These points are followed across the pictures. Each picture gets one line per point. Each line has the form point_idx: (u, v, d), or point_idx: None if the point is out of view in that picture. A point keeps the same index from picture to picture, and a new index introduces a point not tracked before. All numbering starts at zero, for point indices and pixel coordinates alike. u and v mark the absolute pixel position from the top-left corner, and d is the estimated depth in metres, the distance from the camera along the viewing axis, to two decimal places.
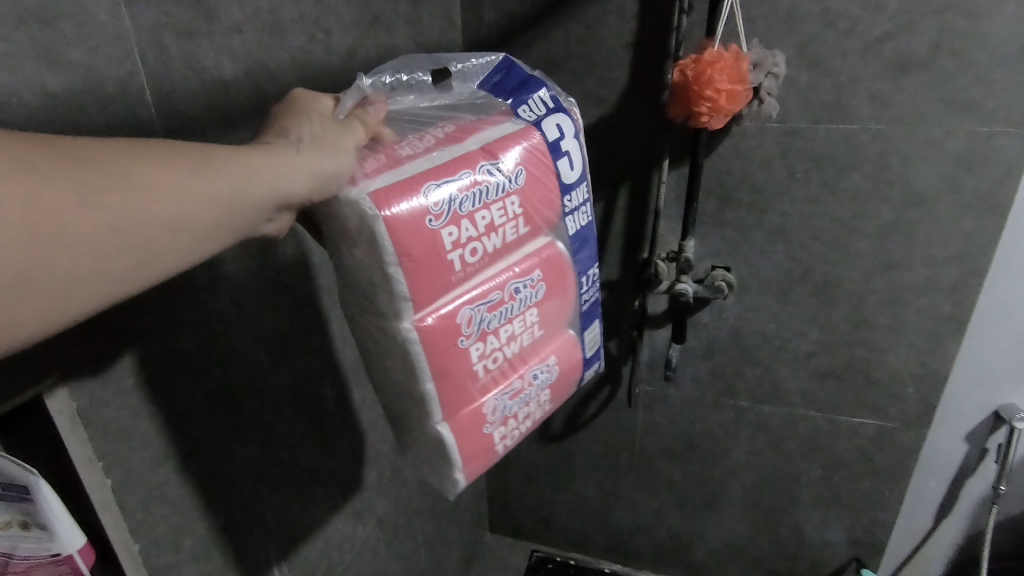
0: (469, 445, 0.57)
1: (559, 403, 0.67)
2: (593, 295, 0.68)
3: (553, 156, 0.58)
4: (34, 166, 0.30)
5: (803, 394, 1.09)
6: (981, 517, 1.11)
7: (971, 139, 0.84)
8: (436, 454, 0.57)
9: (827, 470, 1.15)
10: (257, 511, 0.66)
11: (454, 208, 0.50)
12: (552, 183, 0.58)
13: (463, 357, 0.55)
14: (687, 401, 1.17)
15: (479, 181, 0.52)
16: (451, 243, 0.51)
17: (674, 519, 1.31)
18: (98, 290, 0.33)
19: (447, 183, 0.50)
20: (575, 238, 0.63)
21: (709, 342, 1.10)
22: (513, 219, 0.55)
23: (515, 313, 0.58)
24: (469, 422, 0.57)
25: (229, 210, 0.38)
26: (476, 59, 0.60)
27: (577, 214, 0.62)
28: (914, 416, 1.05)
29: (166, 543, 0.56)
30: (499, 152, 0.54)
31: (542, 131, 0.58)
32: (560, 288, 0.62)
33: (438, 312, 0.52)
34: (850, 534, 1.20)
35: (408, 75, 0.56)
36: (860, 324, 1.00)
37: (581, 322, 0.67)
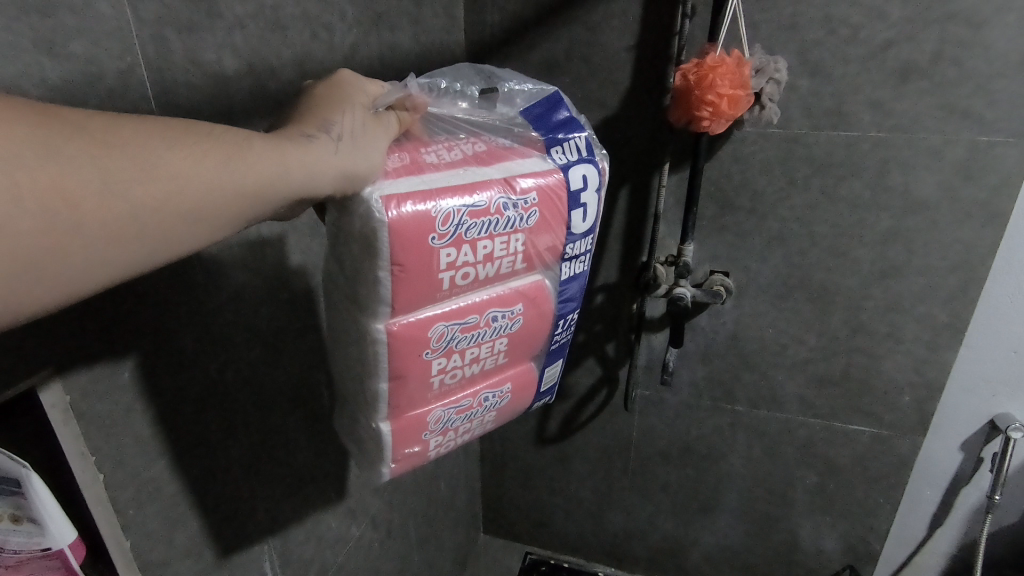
0: (406, 446, 0.58)
1: (499, 424, 0.67)
2: (564, 337, 0.67)
3: (569, 205, 0.58)
4: (66, 149, 0.30)
5: (800, 400, 1.09)
6: (975, 526, 1.11)
7: (971, 148, 0.84)
8: (372, 446, 0.58)
9: (822, 477, 1.15)
10: (250, 509, 0.66)
11: (460, 232, 0.50)
12: (559, 229, 0.58)
13: (424, 367, 0.54)
14: (684, 405, 1.17)
15: (491, 211, 0.51)
16: (446, 263, 0.50)
17: (669, 523, 1.31)
18: (113, 274, 0.33)
19: (460, 205, 0.49)
20: (565, 283, 0.62)
21: (707, 347, 1.10)
22: (512, 254, 0.55)
23: (486, 339, 0.58)
24: (411, 426, 0.57)
25: (249, 203, 0.38)
26: (529, 86, 0.63)
27: (575, 262, 0.62)
28: (910, 424, 1.05)
29: (158, 540, 0.56)
30: (519, 185, 0.53)
31: (566, 177, 0.57)
32: (535, 324, 0.61)
33: (410, 319, 0.52)
34: (844, 541, 1.20)
35: (455, 84, 0.59)
36: (857, 331, 1.00)
37: (545, 359, 0.67)
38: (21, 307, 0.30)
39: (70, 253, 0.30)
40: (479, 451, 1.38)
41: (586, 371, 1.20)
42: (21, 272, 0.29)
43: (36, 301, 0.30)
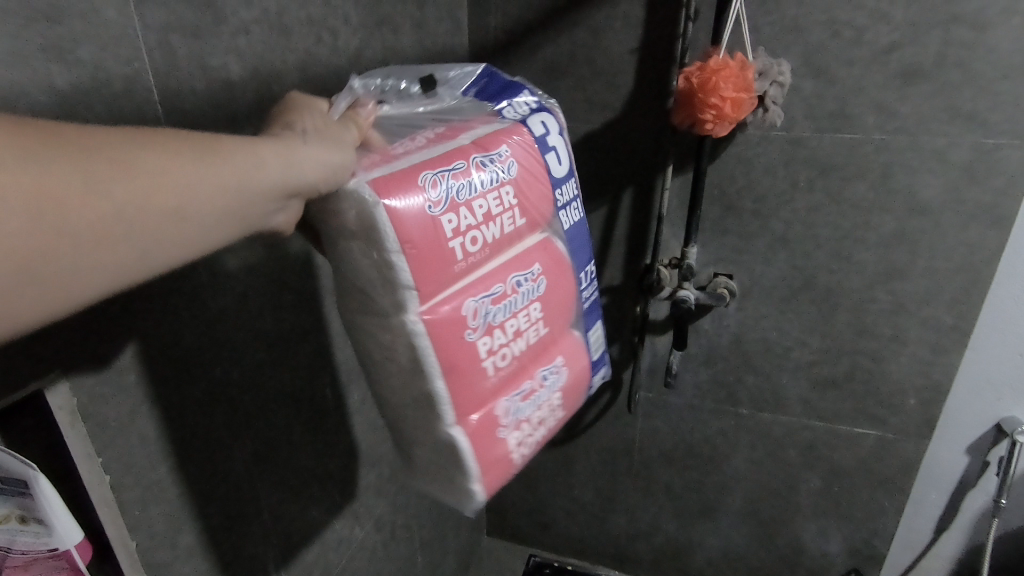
0: (484, 447, 0.56)
1: (569, 407, 0.66)
2: (591, 293, 0.69)
3: (542, 151, 0.60)
4: (37, 152, 0.28)
5: (803, 404, 1.09)
6: (982, 530, 1.10)
7: (976, 150, 0.84)
8: (453, 461, 0.56)
9: (826, 480, 1.14)
10: (254, 510, 0.67)
11: (452, 196, 0.50)
12: (543, 175, 0.60)
13: (472, 351, 0.54)
14: (687, 407, 1.17)
15: (473, 171, 0.52)
16: (452, 230, 0.50)
17: (672, 526, 1.31)
18: (103, 280, 0.31)
19: (443, 170, 0.50)
20: (569, 233, 0.64)
21: (710, 350, 1.10)
22: (509, 209, 0.56)
23: (519, 307, 0.57)
24: (482, 424, 0.55)
25: (239, 200, 0.37)
26: (458, 69, 0.62)
27: (569, 210, 0.64)
28: (915, 427, 1.05)
29: (162, 540, 0.56)
30: (491, 145, 0.55)
31: (529, 127, 0.60)
32: (559, 283, 0.62)
33: (443, 303, 0.51)
34: (849, 545, 1.19)
35: (396, 82, 0.56)
36: (861, 334, 1.00)
37: (584, 321, 0.68)
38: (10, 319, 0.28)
39: (57, 257, 0.29)
40: None
41: None
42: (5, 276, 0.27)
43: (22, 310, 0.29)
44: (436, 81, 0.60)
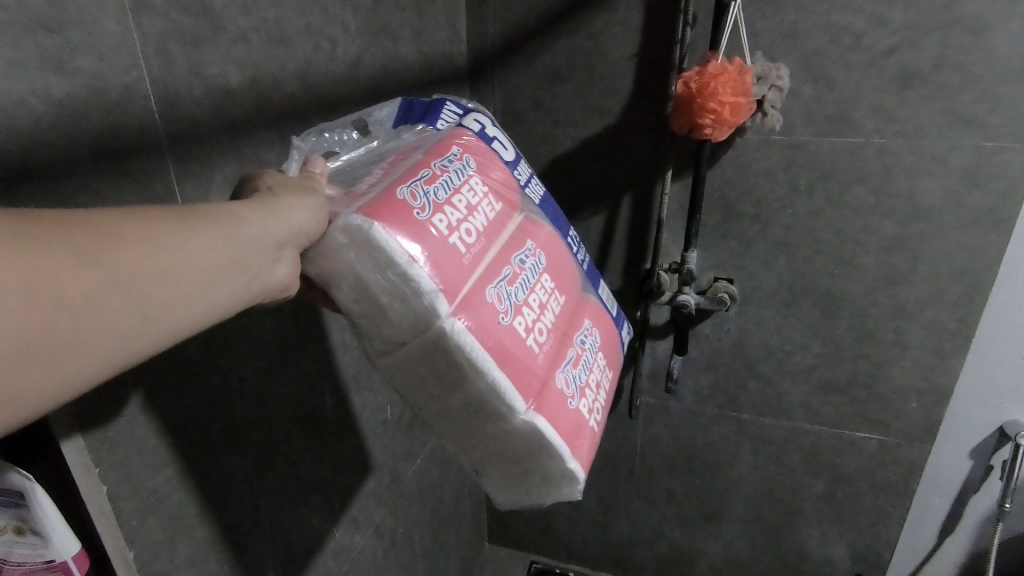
0: (563, 421, 0.54)
1: (613, 360, 0.66)
2: (584, 254, 0.70)
3: (488, 142, 0.60)
4: (26, 231, 0.28)
5: (806, 408, 1.08)
6: (986, 535, 1.10)
7: (976, 154, 0.84)
8: (541, 448, 0.54)
9: (830, 485, 1.13)
10: (254, 520, 0.66)
11: (432, 198, 0.50)
12: (500, 163, 0.60)
13: (513, 334, 0.52)
14: (689, 413, 1.16)
15: (441, 172, 0.52)
16: (446, 228, 0.50)
17: (674, 531, 1.30)
18: (105, 352, 0.30)
19: (413, 180, 0.50)
20: (543, 205, 0.64)
21: (711, 354, 1.10)
22: (485, 196, 0.55)
23: (533, 283, 0.57)
24: (551, 400, 0.54)
25: (231, 256, 0.37)
26: (383, 106, 0.61)
27: (533, 187, 0.65)
28: (918, 431, 1.04)
29: (161, 551, 0.56)
30: (444, 149, 0.55)
31: (467, 127, 0.59)
32: (557, 254, 0.62)
33: (468, 298, 0.50)
34: (853, 550, 1.18)
35: (330, 134, 0.57)
36: (863, 338, 1.00)
37: (591, 282, 0.68)
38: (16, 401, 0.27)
39: (57, 332, 0.28)
40: None
41: None
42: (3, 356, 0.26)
43: (22, 391, 0.27)
44: (369, 123, 0.60)
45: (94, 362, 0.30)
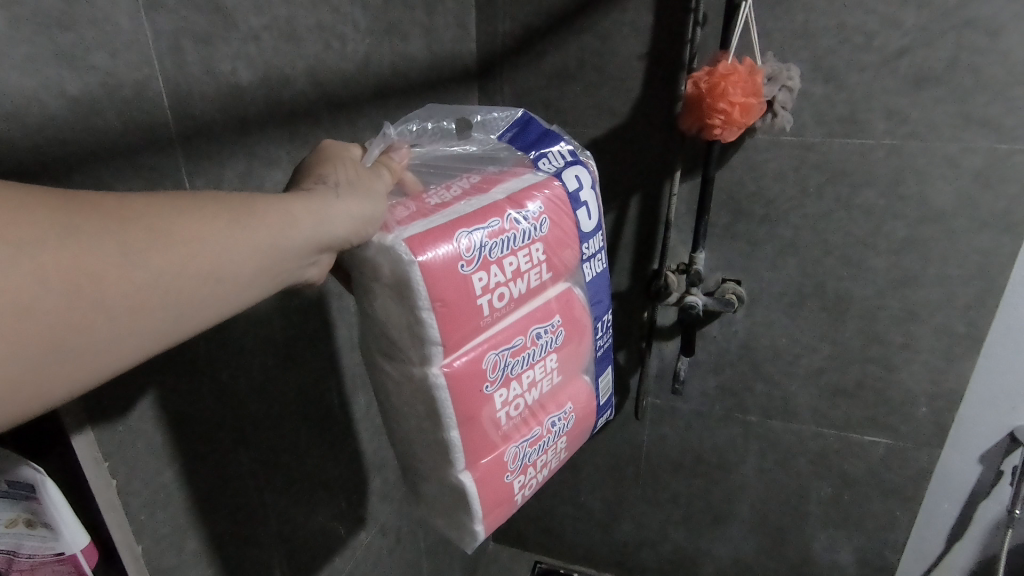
0: (490, 489, 0.56)
1: (572, 449, 0.66)
2: (606, 342, 0.68)
3: (573, 206, 0.59)
4: (77, 229, 0.30)
5: (813, 411, 1.07)
6: (995, 541, 1.08)
7: (989, 156, 0.83)
8: (458, 501, 0.56)
9: (837, 489, 1.13)
10: (260, 516, 0.66)
11: (484, 254, 0.50)
12: (572, 230, 0.59)
13: (489, 401, 0.54)
14: (696, 414, 1.16)
15: (507, 229, 0.52)
16: (481, 288, 0.50)
17: (680, 534, 1.30)
18: (137, 345, 0.33)
19: (479, 230, 0.50)
20: (591, 284, 0.63)
21: (719, 356, 1.09)
22: (538, 263, 0.55)
23: (536, 358, 0.57)
24: (492, 470, 0.56)
25: (270, 258, 0.38)
26: (497, 112, 0.63)
27: (594, 261, 0.63)
28: (926, 435, 1.03)
29: (168, 544, 0.56)
30: (524, 201, 0.54)
31: (562, 181, 0.58)
32: (577, 333, 0.62)
33: (467, 356, 0.51)
34: (860, 555, 1.18)
35: (433, 124, 0.58)
36: (872, 341, 0.99)
37: (596, 368, 0.67)
38: (49, 388, 0.30)
39: (94, 326, 0.30)
40: None
41: None
42: (44, 347, 0.29)
43: (60, 382, 0.30)
44: (470, 126, 0.61)
45: (127, 356, 0.33)
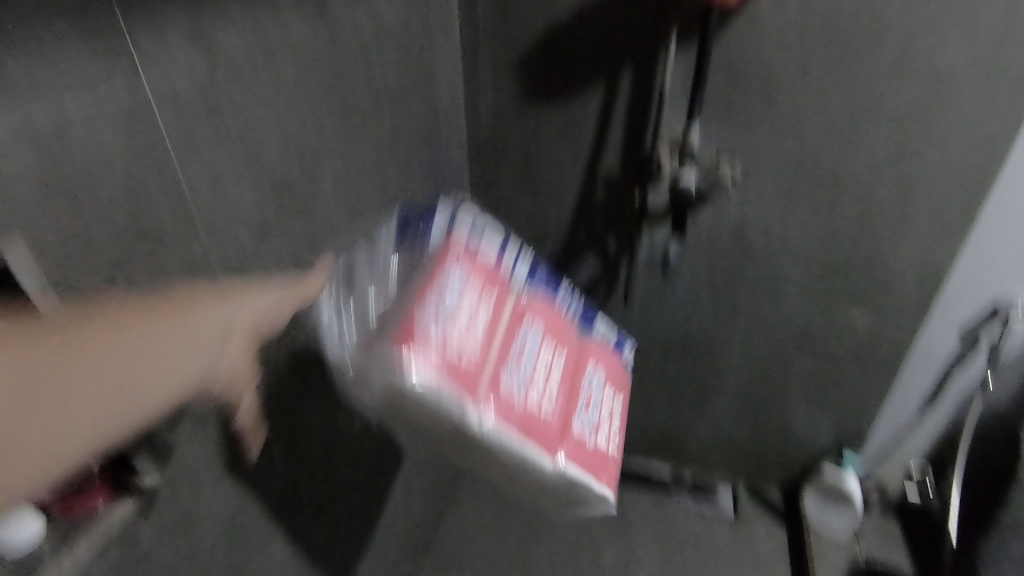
0: (587, 462, 0.59)
1: (620, 389, 0.73)
2: (576, 301, 0.73)
3: (477, 241, 0.60)
4: (15, 355, 0.30)
5: (800, 290, 1.08)
6: (964, 408, 1.14)
7: (1008, 8, 0.77)
8: (575, 489, 0.58)
9: (820, 366, 1.16)
10: (255, 398, 0.65)
11: (451, 328, 0.52)
12: (495, 264, 0.61)
13: (532, 412, 0.56)
14: (685, 299, 1.16)
15: (455, 301, 0.54)
16: (466, 347, 0.52)
17: (666, 413, 1.35)
18: (112, 410, 0.32)
19: (437, 316, 0.51)
20: (534, 279, 0.66)
21: (710, 239, 1.07)
22: (487, 304, 0.57)
23: (540, 358, 0.61)
24: (575, 449, 0.59)
25: (207, 355, 0.41)
26: (386, 230, 0.63)
27: (521, 262, 0.66)
28: (910, 309, 1.04)
29: (158, 421, 0.53)
30: (446, 265, 0.55)
31: (458, 228, 0.59)
32: (556, 322, 0.66)
33: (498, 406, 0.52)
34: (835, 425, 1.23)
35: (358, 271, 0.58)
36: (865, 216, 0.97)
37: (587, 325, 0.72)
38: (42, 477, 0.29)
39: (65, 399, 0.30)
40: None
41: (586, 268, 1.18)
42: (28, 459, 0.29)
43: (48, 465, 0.29)
44: (377, 247, 0.62)
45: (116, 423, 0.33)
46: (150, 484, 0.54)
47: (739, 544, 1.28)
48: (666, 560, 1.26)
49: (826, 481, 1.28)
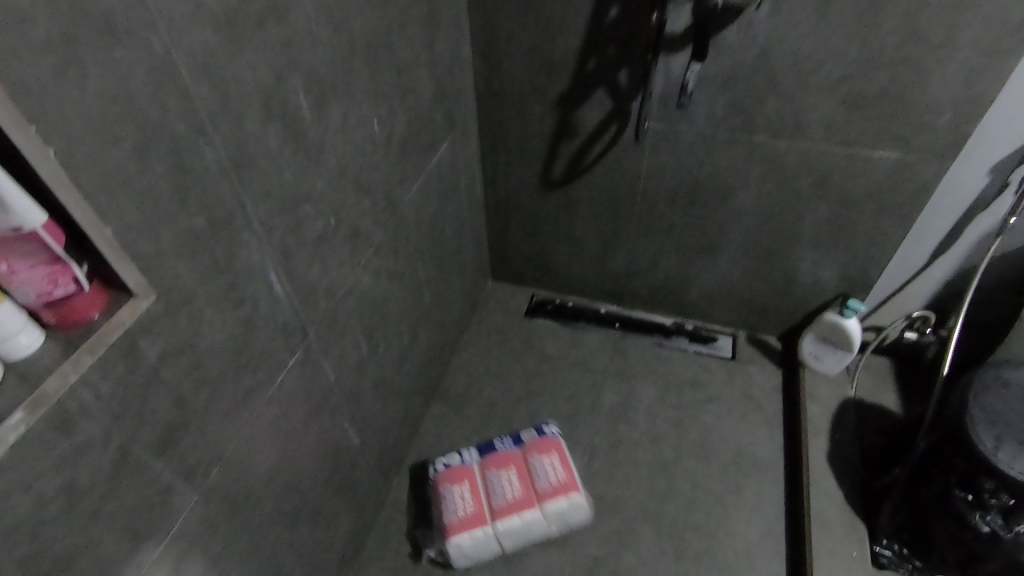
0: (555, 496, 1.06)
1: (558, 444, 1.12)
2: (510, 438, 1.15)
3: (454, 468, 1.09)
4: None
5: (826, 127, 1.00)
6: (978, 254, 1.12)
7: None
8: (560, 510, 1.06)
9: (834, 211, 1.11)
10: (243, 222, 0.61)
11: (468, 507, 1.04)
12: (465, 473, 1.08)
13: (514, 506, 1.05)
14: (699, 139, 1.09)
15: (463, 494, 1.05)
16: (479, 509, 1.04)
17: (671, 262, 1.34)
18: None
19: (462, 511, 1.04)
20: (484, 452, 1.13)
21: (732, 68, 0.98)
22: (477, 483, 1.07)
23: (507, 480, 1.07)
24: (547, 493, 1.06)
25: None
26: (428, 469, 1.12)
27: (472, 454, 1.13)
28: (941, 147, 0.96)
29: (143, 233, 0.49)
30: (452, 502, 1.05)
31: (444, 482, 1.07)
32: (509, 460, 1.10)
33: (500, 510, 1.05)
34: (842, 273, 1.21)
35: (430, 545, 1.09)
36: (910, 37, 0.86)
37: (521, 441, 1.14)
38: None
39: None
40: (484, 199, 1.35)
41: (595, 106, 1.10)
42: None
43: None
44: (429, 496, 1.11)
45: None
46: (146, 287, 0.51)
47: (734, 386, 1.33)
48: (663, 400, 1.31)
49: (825, 326, 1.24)
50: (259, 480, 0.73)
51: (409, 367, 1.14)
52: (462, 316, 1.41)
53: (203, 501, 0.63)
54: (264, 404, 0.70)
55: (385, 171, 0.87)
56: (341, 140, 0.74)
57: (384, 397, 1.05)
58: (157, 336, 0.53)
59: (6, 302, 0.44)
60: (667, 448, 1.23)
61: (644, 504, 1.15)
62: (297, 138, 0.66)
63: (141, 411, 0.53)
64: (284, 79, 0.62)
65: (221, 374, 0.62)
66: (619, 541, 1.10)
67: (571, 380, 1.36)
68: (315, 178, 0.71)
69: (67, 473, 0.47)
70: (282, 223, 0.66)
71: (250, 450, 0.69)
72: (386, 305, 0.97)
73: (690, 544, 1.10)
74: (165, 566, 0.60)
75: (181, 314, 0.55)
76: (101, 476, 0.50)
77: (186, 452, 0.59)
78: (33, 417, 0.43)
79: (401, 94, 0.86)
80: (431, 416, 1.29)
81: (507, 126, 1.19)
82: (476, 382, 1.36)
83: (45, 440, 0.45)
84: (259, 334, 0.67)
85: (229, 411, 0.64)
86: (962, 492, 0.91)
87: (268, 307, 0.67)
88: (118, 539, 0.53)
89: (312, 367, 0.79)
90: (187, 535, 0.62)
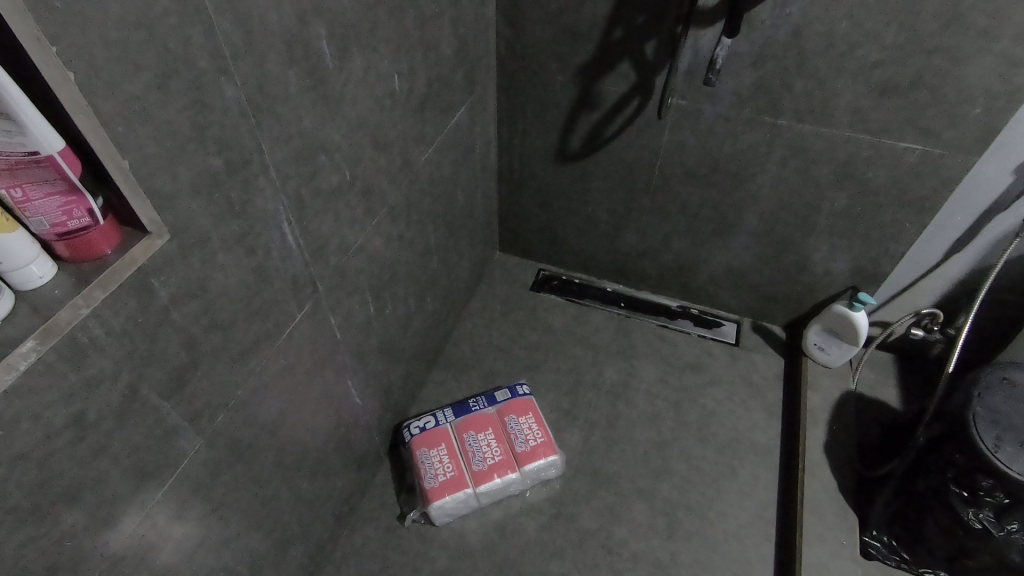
0: (531, 459, 1.09)
1: (529, 407, 1.15)
2: (479, 400, 1.16)
3: (429, 432, 1.10)
4: None
5: (853, 113, 0.98)
6: (994, 253, 1.10)
7: None
8: (538, 470, 1.10)
9: (852, 200, 1.09)
10: (259, 165, 0.59)
11: (447, 471, 1.05)
12: (440, 436, 1.09)
13: (490, 469, 1.07)
14: (722, 118, 1.07)
15: (440, 459, 1.06)
16: (458, 472, 1.06)
17: (682, 243, 1.32)
18: None
19: (441, 476, 1.05)
20: (457, 415, 1.14)
21: (762, 45, 0.95)
22: (452, 447, 1.08)
23: (482, 443, 1.09)
24: (524, 456, 1.09)
25: None
26: (403, 437, 1.12)
27: (445, 416, 1.13)
28: (969, 142, 0.94)
29: (160, 168, 0.48)
30: (430, 466, 1.06)
31: (419, 447, 1.08)
32: (482, 423, 1.12)
33: (478, 473, 1.06)
34: (856, 264, 1.20)
35: (410, 509, 1.10)
36: (949, 25, 0.84)
37: (491, 404, 1.16)
38: None
39: None
40: (497, 168, 1.34)
41: (619, 78, 1.08)
42: None
43: None
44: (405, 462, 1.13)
45: None
46: (161, 226, 0.50)
47: (736, 371, 1.33)
48: (663, 381, 1.31)
49: (833, 316, 1.23)
50: (263, 430, 0.73)
51: (414, 330, 1.14)
52: (468, 284, 1.41)
53: (208, 446, 0.63)
54: (271, 354, 0.70)
55: (402, 128, 0.85)
56: (361, 91, 0.72)
57: (387, 358, 1.05)
58: (170, 276, 0.52)
59: (18, 230, 0.43)
60: (665, 428, 1.24)
61: (638, 480, 1.16)
62: (318, 85, 0.64)
63: (151, 350, 0.53)
64: (308, 21, 0.60)
65: (230, 320, 0.61)
66: (612, 516, 1.11)
67: (574, 354, 1.36)
68: (333, 128, 0.69)
69: (77, 405, 0.47)
70: (299, 173, 0.65)
71: (255, 399, 0.69)
72: (394, 266, 0.96)
73: (682, 522, 1.11)
74: (167, 506, 0.60)
75: (195, 255, 0.54)
76: (110, 412, 0.50)
77: (194, 395, 0.59)
78: (43, 347, 0.43)
79: (424, 50, 0.84)
80: (432, 382, 1.30)
81: (527, 93, 1.17)
82: (478, 350, 1.36)
83: (56, 369, 0.44)
84: (270, 283, 0.66)
85: (237, 359, 0.64)
86: (957, 488, 0.91)
87: (280, 256, 0.67)
88: (124, 477, 0.53)
89: (320, 321, 0.79)
90: (191, 477, 0.62)
